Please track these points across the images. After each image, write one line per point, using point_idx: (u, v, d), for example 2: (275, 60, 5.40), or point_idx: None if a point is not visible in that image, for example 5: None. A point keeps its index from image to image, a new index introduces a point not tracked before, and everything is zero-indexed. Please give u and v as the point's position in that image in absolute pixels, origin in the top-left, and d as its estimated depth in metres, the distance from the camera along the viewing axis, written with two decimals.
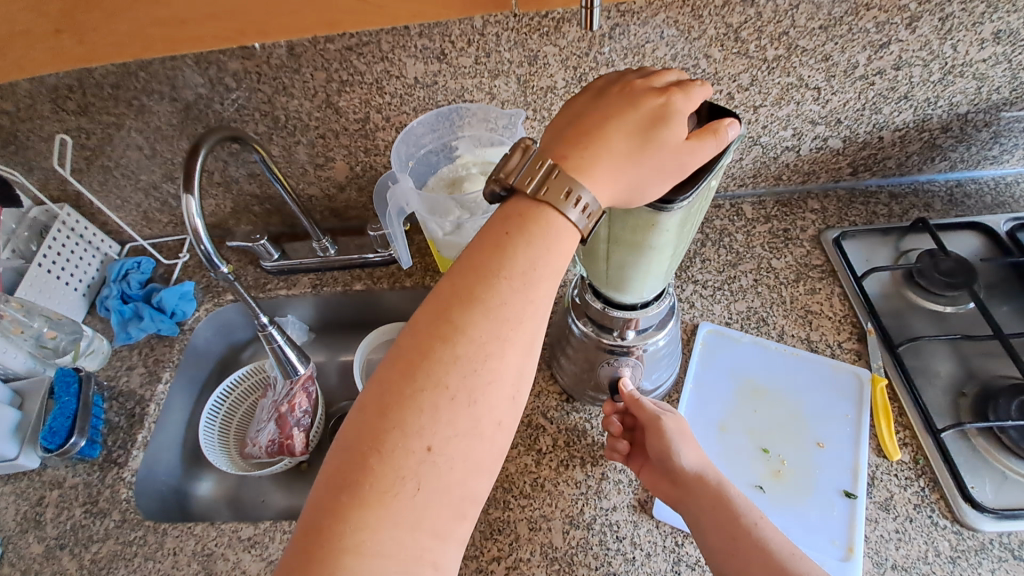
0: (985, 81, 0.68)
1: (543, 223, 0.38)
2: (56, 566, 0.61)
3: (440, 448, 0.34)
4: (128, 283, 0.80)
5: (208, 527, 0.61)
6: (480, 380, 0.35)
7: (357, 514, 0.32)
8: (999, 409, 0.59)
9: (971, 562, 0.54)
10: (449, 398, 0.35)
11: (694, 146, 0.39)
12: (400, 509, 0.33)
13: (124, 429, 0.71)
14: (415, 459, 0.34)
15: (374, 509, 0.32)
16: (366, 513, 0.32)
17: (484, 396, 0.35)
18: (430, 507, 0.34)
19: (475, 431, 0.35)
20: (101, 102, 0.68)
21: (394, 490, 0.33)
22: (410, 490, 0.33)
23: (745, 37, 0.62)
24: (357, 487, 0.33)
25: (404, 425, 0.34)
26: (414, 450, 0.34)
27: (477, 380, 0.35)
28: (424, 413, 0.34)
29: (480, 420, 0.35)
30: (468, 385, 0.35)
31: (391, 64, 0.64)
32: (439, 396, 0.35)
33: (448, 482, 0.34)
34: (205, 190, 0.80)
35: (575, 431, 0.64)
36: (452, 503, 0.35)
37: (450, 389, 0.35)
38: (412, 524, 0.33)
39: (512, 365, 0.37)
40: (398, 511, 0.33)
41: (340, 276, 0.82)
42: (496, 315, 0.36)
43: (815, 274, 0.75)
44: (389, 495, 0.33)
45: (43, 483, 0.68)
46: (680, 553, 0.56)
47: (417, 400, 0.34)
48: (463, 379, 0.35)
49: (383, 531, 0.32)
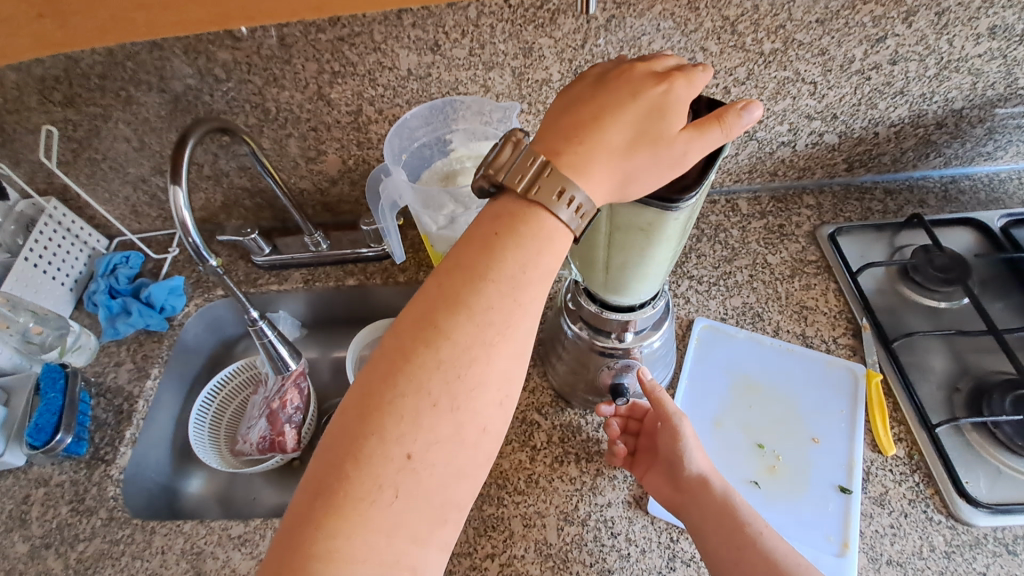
0: (980, 77, 0.68)
1: (534, 223, 0.37)
2: (41, 566, 0.60)
3: (421, 455, 0.33)
4: (116, 278, 0.79)
5: (197, 525, 0.60)
6: (463, 386, 0.35)
7: (332, 521, 0.32)
8: (993, 404, 0.60)
9: (966, 557, 0.54)
10: (431, 404, 0.34)
11: (695, 136, 0.38)
12: (378, 517, 0.32)
13: (112, 425, 0.70)
14: (394, 466, 0.33)
15: (350, 516, 0.32)
16: (341, 521, 0.32)
17: (468, 403, 0.35)
18: (408, 514, 0.33)
19: (458, 438, 0.35)
20: (88, 92, 0.67)
21: (370, 497, 0.32)
22: (388, 498, 0.33)
23: (742, 30, 0.62)
24: (333, 494, 0.32)
25: (383, 431, 0.33)
26: (392, 457, 0.33)
27: (460, 386, 0.35)
28: (404, 419, 0.34)
29: (463, 426, 0.35)
30: (451, 391, 0.34)
31: (384, 55, 0.63)
32: (420, 402, 0.34)
33: (428, 489, 0.34)
34: (195, 183, 0.79)
35: (570, 427, 0.64)
36: (432, 509, 0.34)
37: (432, 395, 0.34)
38: (389, 531, 0.32)
39: (498, 371, 0.36)
40: (375, 518, 0.32)
41: (333, 271, 0.81)
42: (481, 319, 0.36)
43: (811, 270, 0.74)
44: (365, 502, 0.32)
45: (29, 481, 0.66)
46: (675, 549, 0.55)
47: (396, 406, 0.34)
48: (446, 385, 0.34)
49: (360, 538, 0.32)
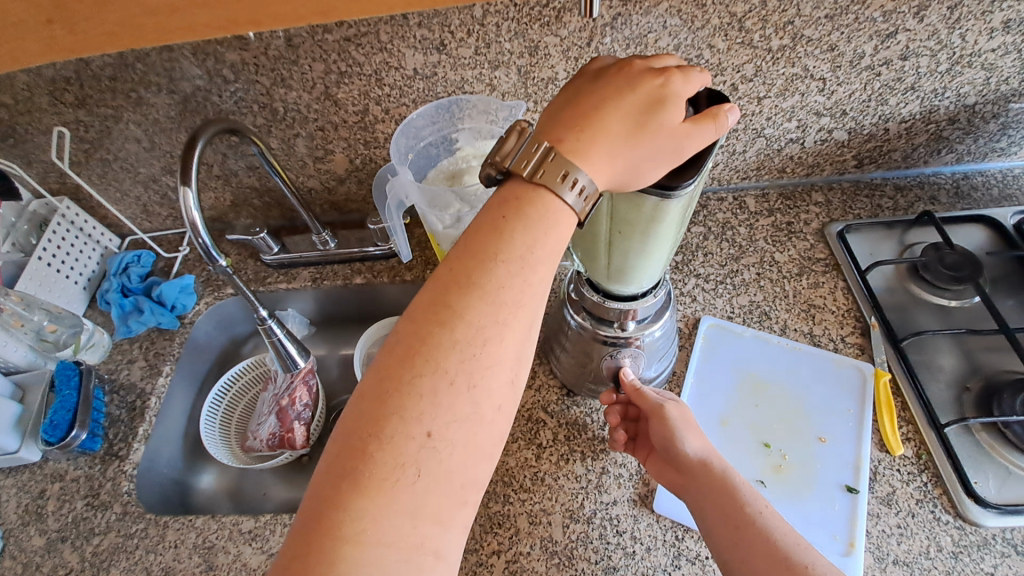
0: (995, 72, 0.67)
1: (540, 205, 0.37)
2: (57, 559, 0.62)
3: (440, 434, 0.34)
4: (128, 276, 0.81)
5: (208, 519, 0.61)
6: (479, 364, 0.35)
7: (357, 502, 0.32)
8: (1004, 404, 0.59)
9: (974, 557, 0.54)
10: (448, 382, 0.34)
11: (693, 128, 0.39)
12: (402, 497, 0.32)
13: (125, 422, 0.71)
14: (415, 444, 0.33)
15: (374, 496, 0.32)
16: (365, 502, 0.32)
17: (484, 381, 0.35)
18: (430, 495, 0.33)
19: (475, 416, 0.35)
20: (98, 94, 0.68)
21: (394, 477, 0.32)
22: (411, 477, 0.33)
23: (749, 26, 0.61)
24: (357, 475, 0.32)
25: (404, 410, 0.33)
26: (414, 435, 0.33)
27: (476, 365, 0.35)
28: (424, 398, 0.34)
29: (480, 404, 0.35)
30: (468, 369, 0.35)
31: (390, 55, 0.64)
32: (438, 380, 0.34)
33: (448, 468, 0.34)
34: (204, 182, 0.79)
35: (576, 425, 0.64)
36: (453, 489, 0.34)
37: (449, 374, 0.34)
38: (413, 511, 0.32)
39: (511, 349, 0.36)
40: (399, 498, 0.32)
41: (340, 270, 0.81)
42: (495, 298, 0.36)
43: (819, 268, 0.74)
44: (389, 482, 0.32)
45: (44, 476, 0.68)
46: (681, 547, 0.56)
47: (416, 384, 0.34)
48: (463, 363, 0.35)
49: (384, 518, 0.32)
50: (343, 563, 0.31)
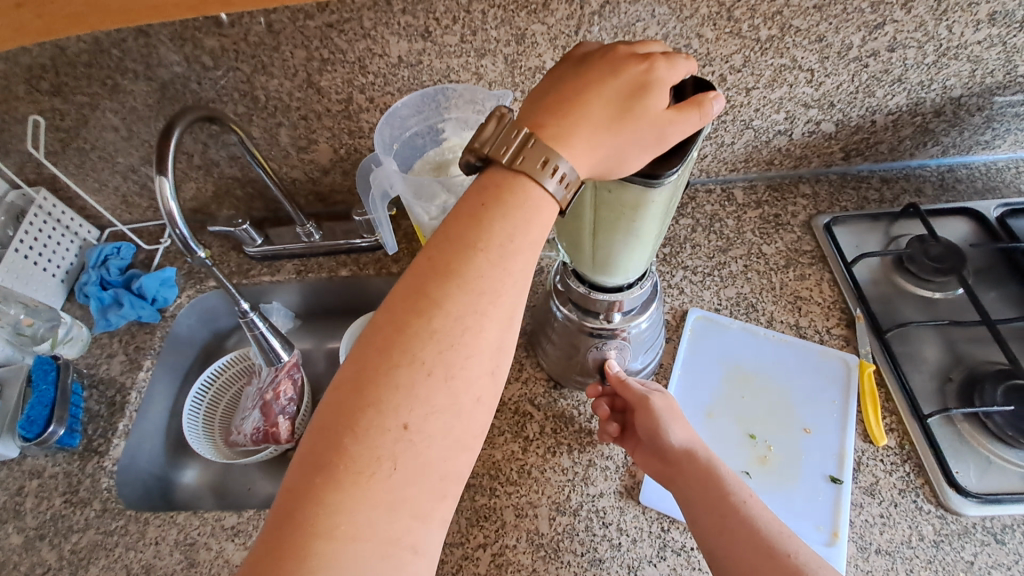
0: (980, 64, 0.67)
1: (520, 193, 0.36)
2: (35, 557, 0.61)
3: (418, 426, 0.33)
4: (107, 269, 0.78)
5: (191, 516, 0.60)
6: (458, 355, 0.34)
7: (333, 496, 0.31)
8: (985, 395, 0.60)
9: (955, 545, 0.54)
10: (426, 373, 0.34)
11: (677, 115, 0.38)
12: (378, 491, 0.32)
13: (105, 417, 0.70)
14: (392, 437, 0.33)
15: (350, 491, 0.31)
16: (340, 495, 0.31)
17: (463, 372, 0.34)
18: (408, 489, 0.33)
19: (454, 408, 0.34)
20: (74, 81, 0.66)
21: (370, 470, 0.32)
22: (387, 470, 0.32)
23: (738, 16, 0.61)
24: (332, 469, 0.32)
25: (380, 402, 0.33)
26: (389, 427, 0.33)
27: (454, 356, 0.34)
28: (401, 390, 0.33)
29: (459, 395, 0.34)
30: (446, 361, 0.34)
31: (374, 41, 0.62)
32: (416, 372, 0.33)
33: (426, 461, 0.33)
34: (185, 173, 0.78)
35: (563, 417, 0.64)
36: (430, 483, 0.34)
37: (427, 365, 0.34)
38: (389, 505, 0.32)
39: (491, 339, 0.36)
40: (375, 491, 0.32)
41: (325, 262, 0.80)
42: (474, 289, 0.35)
43: (805, 260, 0.74)
44: (365, 475, 0.32)
45: (22, 472, 0.67)
46: (666, 538, 0.56)
47: (392, 376, 0.33)
48: (441, 354, 0.34)
49: (360, 513, 0.31)
50: (316, 558, 0.30)
